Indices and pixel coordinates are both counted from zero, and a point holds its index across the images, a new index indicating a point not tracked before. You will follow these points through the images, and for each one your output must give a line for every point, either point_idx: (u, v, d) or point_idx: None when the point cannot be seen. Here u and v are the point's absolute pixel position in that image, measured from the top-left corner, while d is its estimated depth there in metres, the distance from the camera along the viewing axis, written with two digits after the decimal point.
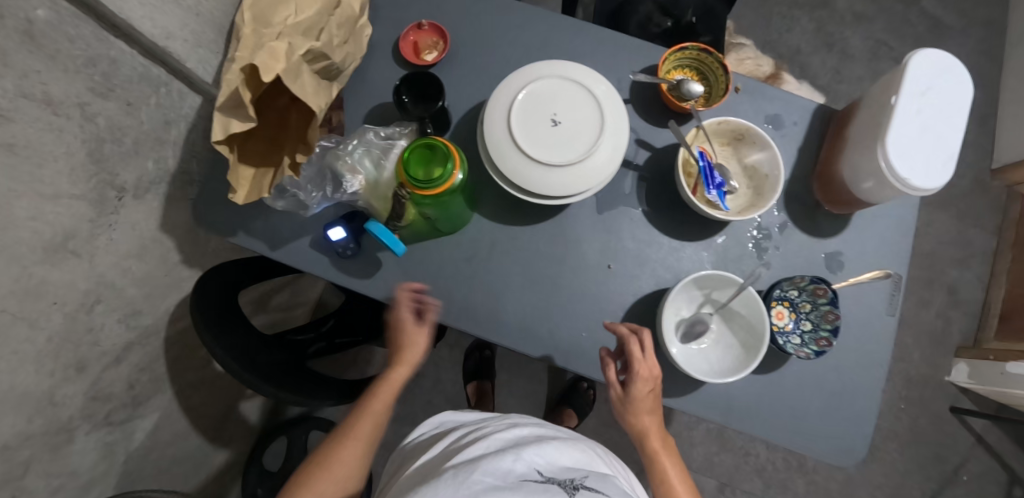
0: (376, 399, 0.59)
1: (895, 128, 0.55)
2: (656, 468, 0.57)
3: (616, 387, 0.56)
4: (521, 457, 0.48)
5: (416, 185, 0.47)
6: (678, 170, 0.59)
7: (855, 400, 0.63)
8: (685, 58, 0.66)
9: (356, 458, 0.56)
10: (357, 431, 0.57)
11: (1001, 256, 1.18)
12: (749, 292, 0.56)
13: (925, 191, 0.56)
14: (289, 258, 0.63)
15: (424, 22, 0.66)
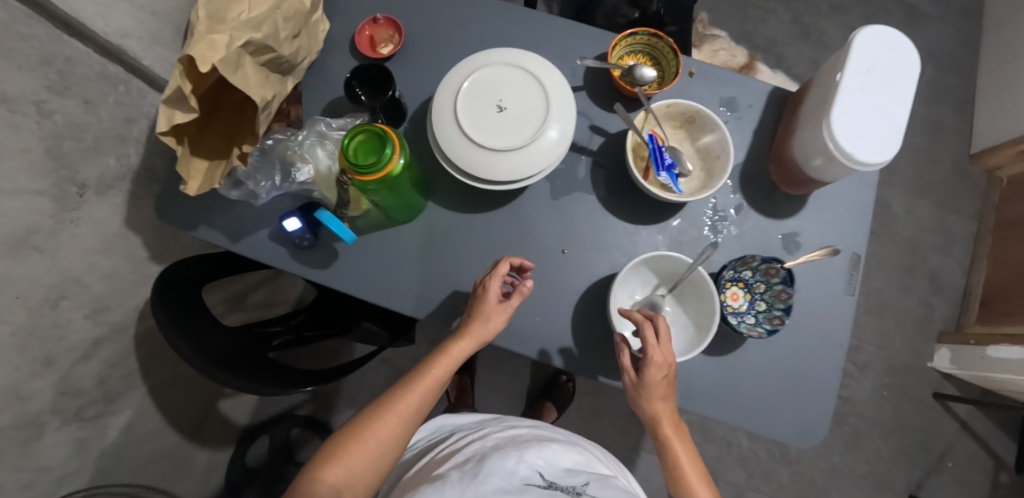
0: (431, 374, 0.58)
1: (839, 106, 0.55)
2: (668, 453, 0.56)
3: (629, 375, 0.54)
4: (524, 460, 0.52)
5: (355, 168, 0.47)
6: (627, 153, 0.59)
7: (817, 381, 0.63)
8: (637, 44, 0.67)
9: (393, 435, 0.55)
10: (402, 408, 0.56)
11: (982, 241, 1.18)
12: (698, 270, 0.56)
13: (872, 167, 0.56)
14: (248, 250, 0.63)
15: (379, 16, 0.67)
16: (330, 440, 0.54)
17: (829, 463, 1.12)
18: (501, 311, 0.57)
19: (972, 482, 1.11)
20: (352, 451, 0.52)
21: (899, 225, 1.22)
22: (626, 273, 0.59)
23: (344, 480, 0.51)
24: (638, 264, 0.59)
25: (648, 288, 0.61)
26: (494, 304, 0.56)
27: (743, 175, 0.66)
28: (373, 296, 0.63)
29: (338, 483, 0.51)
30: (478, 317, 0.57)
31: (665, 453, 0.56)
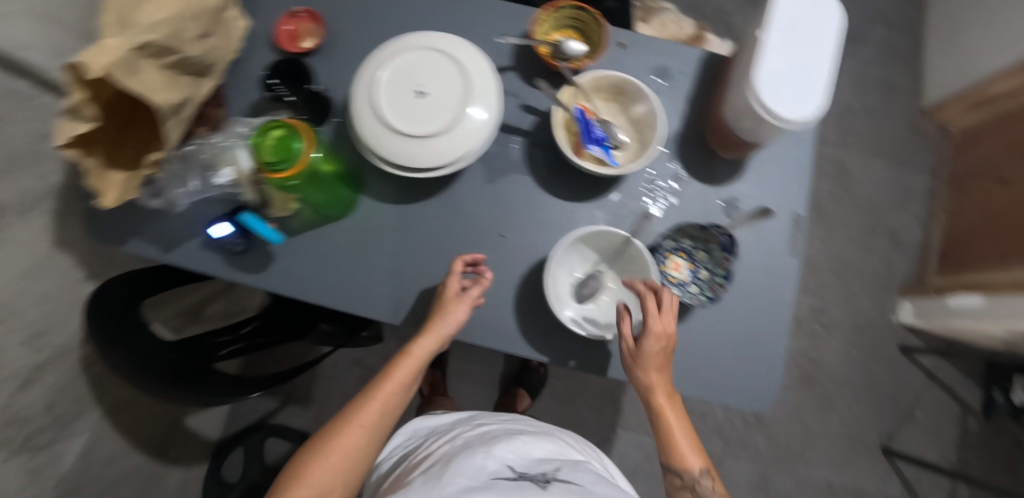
0: (392, 380, 0.57)
1: (763, 65, 0.55)
2: (662, 424, 0.58)
3: (628, 342, 0.54)
4: (492, 455, 0.51)
5: (268, 167, 0.47)
6: (554, 128, 0.59)
7: (769, 344, 0.63)
8: (563, 16, 0.64)
9: (358, 445, 0.54)
10: (365, 418, 0.54)
11: (938, 195, 1.21)
12: (631, 242, 0.56)
13: (800, 124, 0.55)
14: (179, 260, 0.61)
15: (298, 9, 0.65)
16: (295, 457, 0.53)
17: (804, 424, 1.15)
18: (464, 307, 0.56)
19: (942, 430, 1.15)
20: (316, 466, 0.51)
21: (858, 185, 1.23)
22: (564, 253, 0.58)
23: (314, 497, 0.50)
24: (574, 241, 0.58)
25: (586, 265, 0.61)
26: (455, 299, 0.56)
27: (682, 144, 0.66)
28: (311, 296, 0.61)
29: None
30: (440, 315, 0.55)
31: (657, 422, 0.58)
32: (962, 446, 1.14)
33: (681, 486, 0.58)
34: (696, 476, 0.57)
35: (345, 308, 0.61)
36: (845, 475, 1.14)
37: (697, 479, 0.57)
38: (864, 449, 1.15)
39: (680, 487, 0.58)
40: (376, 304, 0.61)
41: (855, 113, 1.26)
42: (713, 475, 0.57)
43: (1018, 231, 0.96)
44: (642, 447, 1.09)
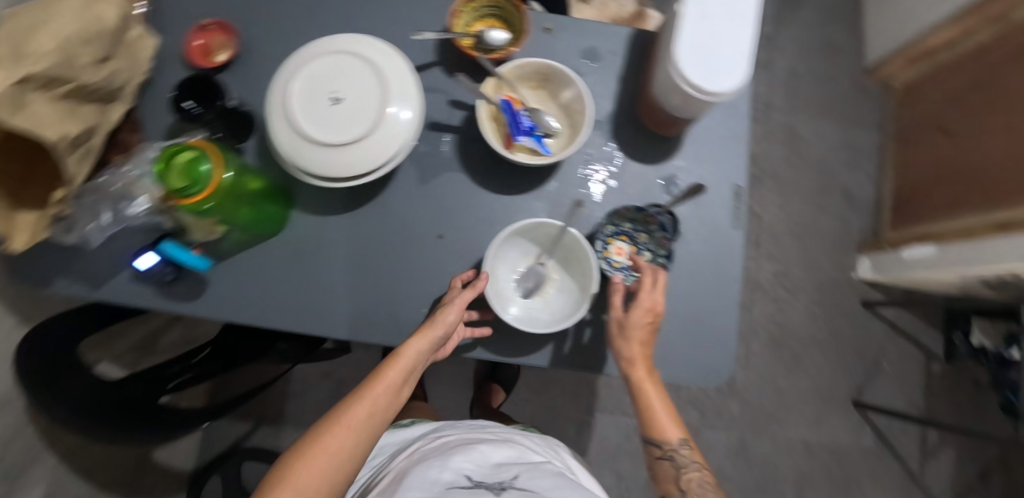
0: (383, 380, 0.52)
1: (682, 39, 0.53)
2: (641, 400, 0.56)
3: (617, 312, 0.55)
4: (448, 466, 0.47)
5: (178, 193, 0.44)
6: (481, 122, 0.57)
7: (722, 318, 0.64)
8: (484, 7, 0.63)
9: (345, 449, 0.48)
10: (354, 417, 0.49)
11: (887, 150, 1.24)
12: (568, 231, 0.56)
13: (726, 95, 0.55)
14: (108, 296, 0.59)
15: (206, 22, 0.62)
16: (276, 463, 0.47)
17: (776, 386, 1.17)
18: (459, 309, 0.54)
19: (909, 377, 1.19)
20: (298, 471, 0.45)
21: (809, 147, 1.26)
22: (501, 248, 0.58)
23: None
24: (512, 236, 0.58)
25: (529, 259, 0.61)
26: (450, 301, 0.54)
27: (619, 125, 0.65)
28: (251, 318, 0.60)
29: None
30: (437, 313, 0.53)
31: (638, 400, 0.56)
32: (929, 391, 1.18)
33: (660, 457, 0.59)
34: (675, 447, 0.58)
35: (288, 327, 0.60)
36: (821, 432, 1.17)
37: (676, 450, 0.58)
38: (836, 404, 1.18)
39: (660, 459, 0.59)
40: (318, 320, 0.60)
41: (801, 76, 1.28)
42: (691, 445, 0.58)
43: (967, 178, 0.99)
44: (621, 428, 1.11)
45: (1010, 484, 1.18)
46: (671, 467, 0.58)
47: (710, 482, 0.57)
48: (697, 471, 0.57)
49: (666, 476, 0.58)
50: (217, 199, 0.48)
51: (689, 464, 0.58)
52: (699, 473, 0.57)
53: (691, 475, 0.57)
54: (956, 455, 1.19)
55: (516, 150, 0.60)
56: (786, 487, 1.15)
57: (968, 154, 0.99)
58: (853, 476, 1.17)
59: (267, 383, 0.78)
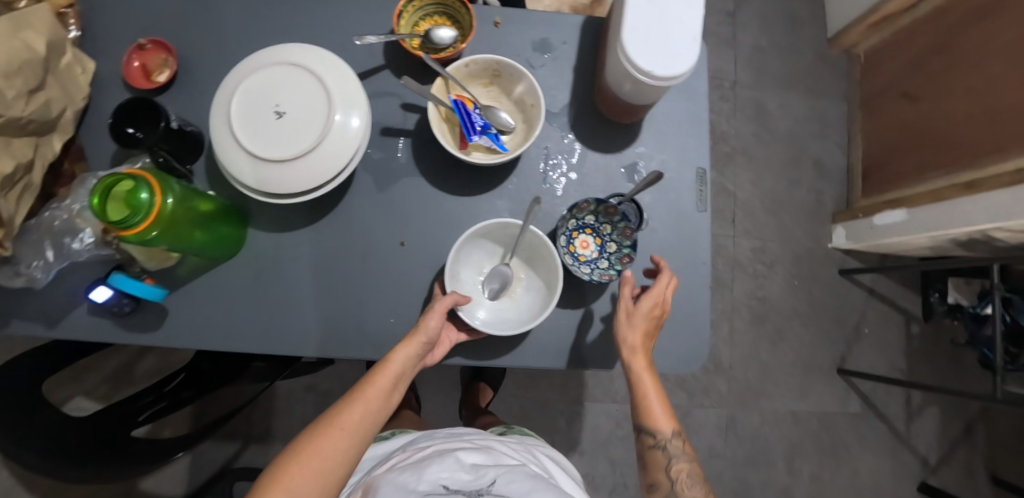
0: (375, 385, 0.51)
1: (628, 24, 0.52)
2: (638, 389, 0.57)
3: (626, 302, 0.56)
4: (424, 478, 0.47)
5: (116, 224, 0.42)
6: (432, 124, 0.55)
7: (694, 302, 0.64)
8: (429, 5, 0.61)
9: (339, 453, 0.47)
10: (347, 421, 0.49)
11: (853, 119, 1.26)
12: (531, 230, 0.55)
13: (677, 79, 0.53)
14: (66, 334, 0.57)
15: (142, 41, 0.60)
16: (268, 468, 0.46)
17: (761, 361, 1.19)
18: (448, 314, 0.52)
19: (889, 341, 1.21)
20: (290, 474, 0.44)
21: (777, 121, 1.26)
22: (463, 251, 0.58)
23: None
24: (473, 238, 0.58)
25: (493, 261, 0.61)
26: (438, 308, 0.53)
27: (577, 116, 0.64)
28: (214, 343, 0.58)
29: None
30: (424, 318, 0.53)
31: (634, 391, 0.57)
32: (909, 353, 1.21)
33: (652, 446, 0.59)
34: (667, 437, 0.58)
35: (254, 349, 0.59)
36: (807, 402, 1.19)
37: (668, 441, 0.58)
38: (820, 373, 1.20)
39: (651, 448, 0.59)
40: (283, 339, 0.59)
41: (766, 51, 1.28)
42: (681, 436, 0.58)
43: (933, 141, 1.01)
44: (610, 415, 1.13)
45: (992, 436, 1.21)
46: (663, 456, 0.58)
47: (699, 475, 0.57)
48: (687, 462, 0.57)
49: (656, 465, 0.58)
50: (162, 226, 0.46)
51: (678, 455, 0.58)
52: (688, 465, 0.57)
53: (681, 465, 0.57)
54: (940, 412, 1.21)
55: (472, 150, 0.59)
56: (776, 458, 1.17)
57: (932, 117, 1.00)
58: (841, 442, 1.19)
59: (242, 405, 0.74)
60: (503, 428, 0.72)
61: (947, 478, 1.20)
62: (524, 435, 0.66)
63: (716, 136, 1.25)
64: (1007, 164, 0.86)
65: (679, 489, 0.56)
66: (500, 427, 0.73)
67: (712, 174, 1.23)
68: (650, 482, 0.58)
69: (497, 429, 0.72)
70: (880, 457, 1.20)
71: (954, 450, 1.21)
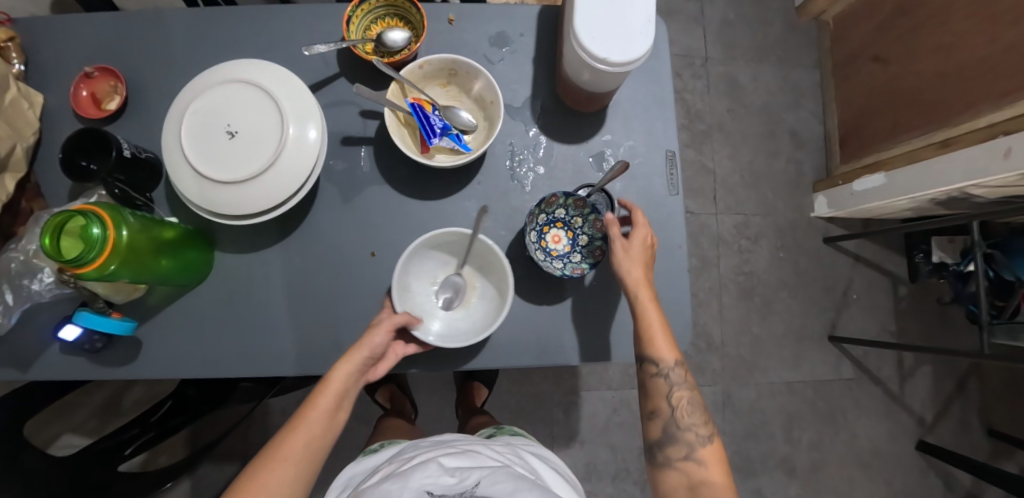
0: (316, 409, 0.51)
1: (579, 11, 0.49)
2: (642, 320, 0.54)
3: (620, 238, 0.54)
4: (408, 486, 0.47)
5: (71, 262, 0.40)
6: (390, 130, 0.54)
7: (673, 287, 0.62)
8: (379, 8, 0.60)
9: (286, 482, 0.47)
10: (291, 451, 0.48)
11: (826, 87, 1.25)
12: (480, 239, 0.55)
13: (637, 63, 0.50)
14: (39, 375, 0.56)
15: (88, 69, 0.58)
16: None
17: (752, 335, 1.20)
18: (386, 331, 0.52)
19: (878, 304, 1.23)
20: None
21: (751, 94, 1.26)
22: (414, 262, 0.57)
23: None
24: (423, 249, 0.57)
25: (447, 270, 0.60)
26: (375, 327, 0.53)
27: (540, 108, 0.62)
28: (192, 371, 0.58)
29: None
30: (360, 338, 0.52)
31: (639, 321, 0.54)
32: (898, 314, 1.22)
33: (654, 375, 0.55)
34: (670, 367, 0.55)
35: (231, 373, 0.58)
36: (801, 372, 1.20)
37: (671, 370, 0.54)
38: (812, 342, 1.21)
39: (653, 376, 0.55)
40: (260, 361, 0.58)
41: (734, 25, 1.27)
42: (684, 366, 0.55)
43: (906, 102, 1.00)
44: (607, 402, 1.14)
45: (984, 389, 1.23)
46: (665, 384, 0.55)
47: (698, 401, 0.56)
48: (688, 390, 0.56)
49: (657, 393, 0.56)
50: (119, 259, 0.44)
51: (679, 383, 0.55)
52: (688, 393, 0.56)
53: (682, 393, 0.55)
54: (932, 371, 1.23)
55: (435, 152, 0.59)
56: (775, 430, 1.18)
57: (904, 78, 0.99)
58: (837, 408, 1.20)
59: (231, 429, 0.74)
60: (493, 430, 0.72)
61: (945, 435, 1.21)
62: (516, 436, 0.67)
63: (692, 114, 1.24)
64: (981, 119, 0.86)
65: (679, 416, 0.55)
66: (489, 429, 0.74)
67: (690, 153, 1.23)
68: (649, 408, 0.57)
69: (485, 431, 0.73)
70: (877, 419, 1.21)
71: (948, 406, 1.22)
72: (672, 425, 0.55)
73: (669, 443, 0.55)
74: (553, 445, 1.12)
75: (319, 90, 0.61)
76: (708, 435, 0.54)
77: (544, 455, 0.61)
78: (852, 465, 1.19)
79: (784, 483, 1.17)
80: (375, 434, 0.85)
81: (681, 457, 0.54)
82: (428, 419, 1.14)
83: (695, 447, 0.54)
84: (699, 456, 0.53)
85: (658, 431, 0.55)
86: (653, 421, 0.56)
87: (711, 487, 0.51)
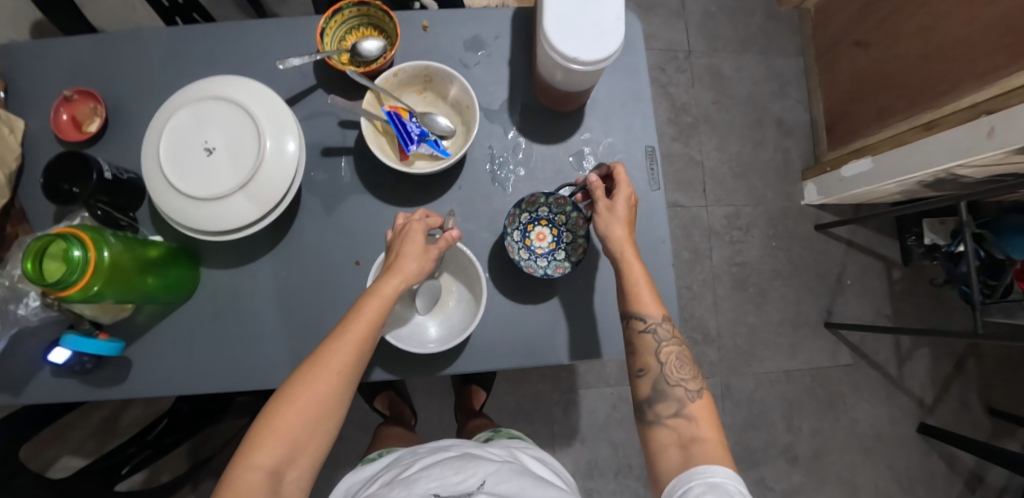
0: (362, 321, 0.47)
1: (548, 11, 0.49)
2: (628, 276, 0.53)
3: (604, 201, 0.54)
4: (414, 492, 0.48)
5: (52, 286, 0.40)
6: (367, 139, 0.54)
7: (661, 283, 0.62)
8: (352, 18, 0.60)
9: (331, 395, 0.46)
10: (335, 363, 0.46)
11: (811, 74, 1.25)
12: (457, 246, 0.57)
13: (608, 60, 0.50)
14: (31, 398, 0.56)
15: (67, 93, 0.59)
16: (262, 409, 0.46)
17: (748, 325, 1.20)
18: (434, 256, 0.51)
19: (872, 288, 1.23)
20: (285, 418, 0.44)
21: (736, 85, 1.26)
22: None
23: (286, 453, 0.43)
24: None
25: None
26: (423, 251, 0.51)
27: (518, 109, 0.63)
28: (182, 388, 0.58)
29: (276, 462, 0.43)
30: (409, 253, 0.50)
31: (624, 278, 0.54)
32: (893, 297, 1.22)
33: (642, 330, 0.54)
34: (658, 321, 0.54)
35: (222, 389, 0.59)
36: (799, 360, 1.21)
37: (658, 324, 0.53)
38: (808, 329, 1.22)
39: (640, 333, 0.54)
40: (250, 375, 0.58)
41: (715, 17, 1.28)
42: (671, 321, 0.54)
43: (890, 85, 1.00)
44: (606, 398, 1.15)
45: (983, 368, 1.23)
46: (653, 340, 0.54)
47: (687, 357, 0.54)
48: (676, 345, 0.54)
49: (646, 349, 0.54)
50: (102, 279, 0.44)
51: (667, 339, 0.54)
52: (676, 348, 0.54)
53: (670, 348, 0.54)
54: (931, 352, 1.23)
55: (414, 159, 0.59)
56: (776, 418, 1.18)
57: (887, 62, 0.99)
58: (836, 394, 1.20)
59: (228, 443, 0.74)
60: (490, 433, 0.72)
61: (946, 415, 1.21)
62: (513, 439, 0.67)
63: (678, 108, 1.24)
64: (963, 100, 0.86)
65: (668, 373, 0.53)
66: (487, 431, 0.74)
67: (678, 147, 1.23)
68: (638, 367, 0.55)
69: (483, 435, 0.73)
70: (877, 403, 1.21)
71: (948, 387, 1.22)
72: (662, 381, 0.53)
73: (658, 399, 0.52)
74: (554, 444, 1.12)
75: (297, 102, 0.61)
76: (697, 390, 0.52)
77: (539, 455, 0.62)
78: (855, 450, 1.19)
79: (787, 471, 1.17)
80: (373, 441, 0.86)
81: (671, 414, 0.51)
82: (428, 423, 1.14)
83: (684, 403, 0.52)
84: (690, 411, 0.51)
85: (647, 389, 0.53)
86: (642, 378, 0.54)
87: (704, 442, 0.48)
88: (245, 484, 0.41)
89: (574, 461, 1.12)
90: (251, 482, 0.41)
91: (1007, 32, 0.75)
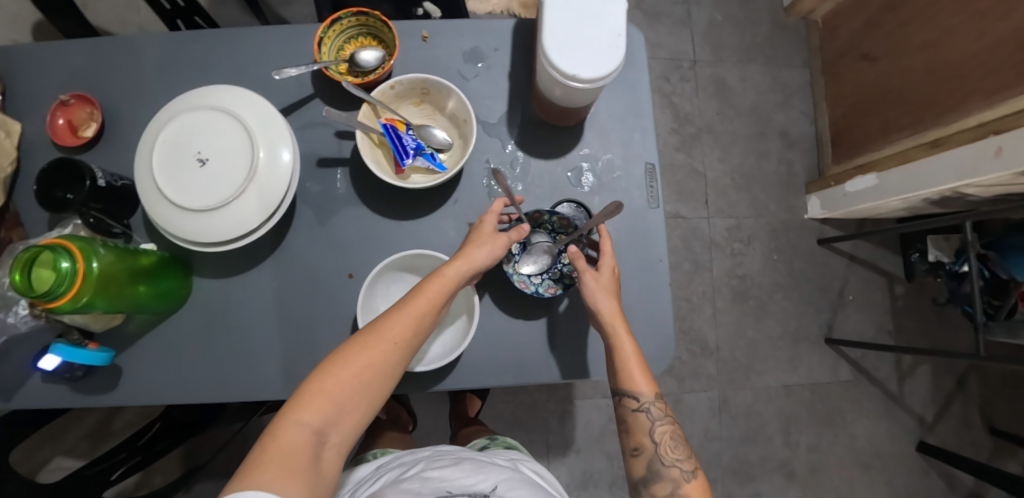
0: (425, 296, 0.48)
1: (548, 26, 0.47)
2: (616, 350, 0.53)
3: (588, 273, 0.54)
4: (426, 485, 0.46)
5: (41, 298, 0.39)
6: (362, 152, 0.53)
7: (659, 301, 0.61)
8: (351, 28, 0.60)
9: (386, 363, 0.46)
10: (394, 333, 0.46)
11: (817, 86, 1.24)
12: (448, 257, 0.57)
13: (607, 78, 0.49)
14: (22, 402, 0.56)
15: (64, 97, 0.59)
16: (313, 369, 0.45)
17: (747, 339, 1.19)
18: (503, 242, 0.53)
19: (874, 303, 1.22)
20: (337, 374, 0.44)
21: (740, 96, 1.25)
22: (381, 283, 0.59)
23: (330, 413, 0.43)
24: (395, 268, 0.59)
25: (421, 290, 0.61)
26: (492, 235, 0.53)
27: (517, 123, 0.62)
28: (168, 397, 0.58)
29: (321, 422, 0.42)
30: (476, 242, 0.52)
31: (613, 353, 0.53)
32: (895, 313, 1.21)
33: (636, 409, 0.54)
34: (650, 400, 0.54)
35: (210, 398, 0.58)
36: (798, 375, 1.19)
37: (652, 404, 0.54)
38: (808, 344, 1.20)
39: (635, 411, 0.54)
40: (241, 386, 0.58)
41: (721, 26, 1.27)
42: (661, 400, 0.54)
43: (896, 101, 0.99)
44: (603, 409, 1.14)
45: (985, 387, 1.21)
46: (646, 420, 0.54)
47: (681, 435, 0.54)
48: (670, 423, 0.54)
49: (640, 428, 0.54)
50: (91, 289, 0.44)
51: (661, 417, 0.54)
52: (670, 427, 0.54)
53: (664, 427, 0.54)
54: (932, 370, 1.21)
55: (410, 173, 0.58)
56: (773, 433, 1.17)
57: (893, 76, 0.98)
58: (835, 409, 1.19)
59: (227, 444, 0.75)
60: (485, 441, 0.72)
61: (946, 434, 1.20)
62: (511, 449, 0.66)
63: (681, 117, 1.23)
64: (970, 118, 0.84)
65: (663, 452, 0.53)
66: (483, 441, 0.73)
67: (680, 157, 1.22)
68: (632, 445, 0.55)
69: (479, 443, 0.72)
70: (876, 419, 1.20)
71: (949, 404, 1.21)
72: (657, 461, 0.53)
73: (654, 479, 0.52)
74: (548, 453, 1.12)
75: (292, 113, 0.61)
76: (693, 470, 0.52)
77: (537, 467, 0.61)
78: (853, 467, 1.18)
79: (784, 487, 1.16)
80: (368, 446, 0.85)
81: (666, 494, 0.51)
82: (424, 429, 1.14)
83: (680, 483, 0.51)
84: (685, 491, 0.51)
85: (643, 468, 0.53)
86: (636, 458, 0.54)
87: None
88: (285, 439, 0.40)
89: (568, 472, 1.12)
90: (295, 439, 0.40)
91: (1016, 49, 0.73)
